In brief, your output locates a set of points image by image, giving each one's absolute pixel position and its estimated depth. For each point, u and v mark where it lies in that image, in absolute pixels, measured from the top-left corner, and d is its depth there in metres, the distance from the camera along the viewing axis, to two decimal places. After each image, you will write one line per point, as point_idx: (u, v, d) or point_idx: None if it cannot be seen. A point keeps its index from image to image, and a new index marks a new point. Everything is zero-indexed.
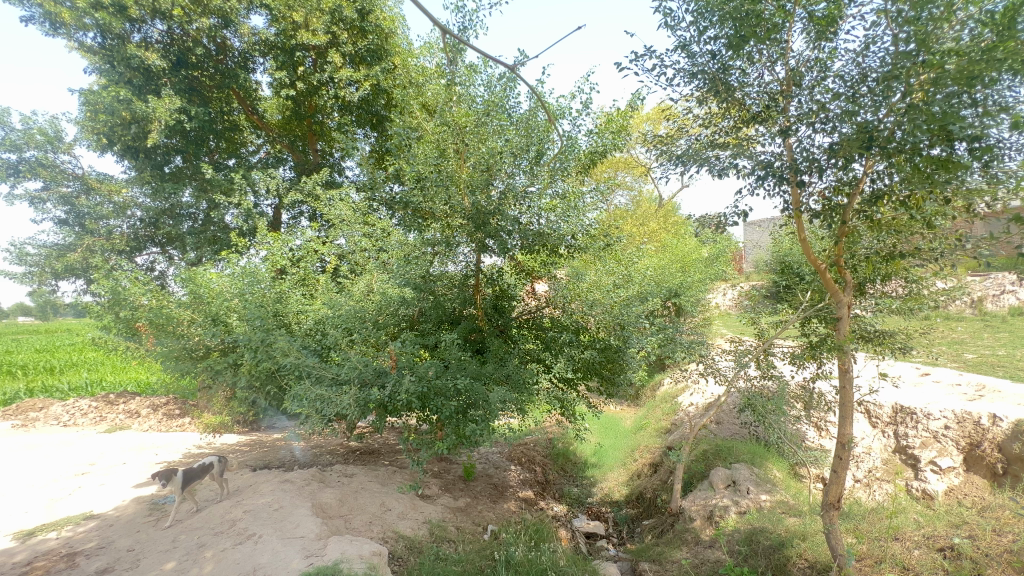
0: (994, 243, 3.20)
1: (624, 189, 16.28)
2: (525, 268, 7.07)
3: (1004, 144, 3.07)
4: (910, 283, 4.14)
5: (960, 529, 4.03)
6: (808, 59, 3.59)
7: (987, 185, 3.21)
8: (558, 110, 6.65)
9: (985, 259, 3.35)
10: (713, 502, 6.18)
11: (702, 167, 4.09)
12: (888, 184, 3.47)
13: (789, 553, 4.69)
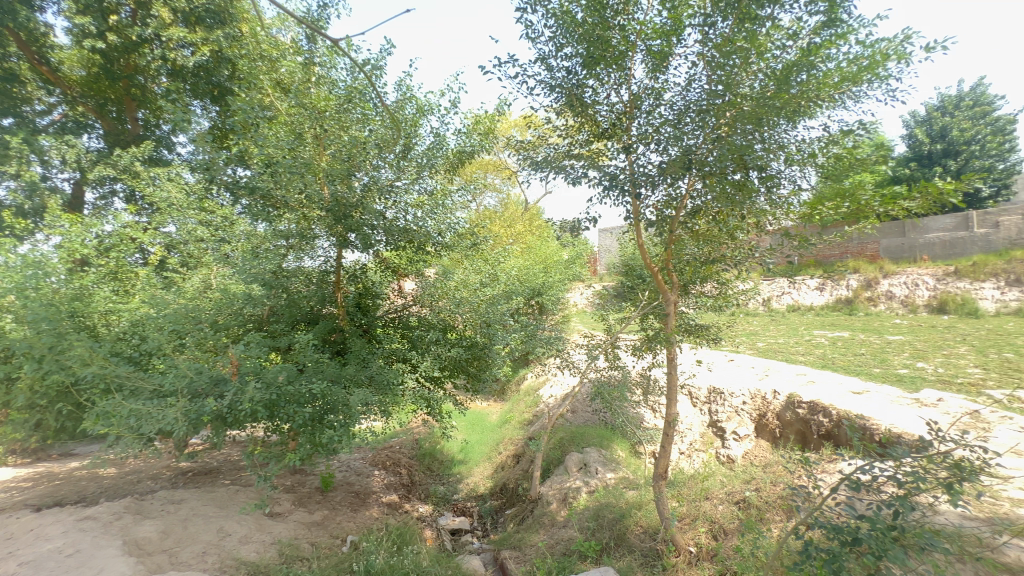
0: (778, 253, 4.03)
1: (493, 191, 16.75)
2: (391, 265, 6.87)
3: (781, 174, 3.86)
4: (721, 285, 4.91)
5: (750, 483, 4.98)
6: (646, 87, 4.06)
7: (770, 207, 4.01)
8: (427, 105, 6.58)
9: (767, 266, 4.22)
10: (567, 485, 6.72)
11: (559, 174, 4.38)
12: (704, 201, 4.12)
13: (628, 523, 5.27)
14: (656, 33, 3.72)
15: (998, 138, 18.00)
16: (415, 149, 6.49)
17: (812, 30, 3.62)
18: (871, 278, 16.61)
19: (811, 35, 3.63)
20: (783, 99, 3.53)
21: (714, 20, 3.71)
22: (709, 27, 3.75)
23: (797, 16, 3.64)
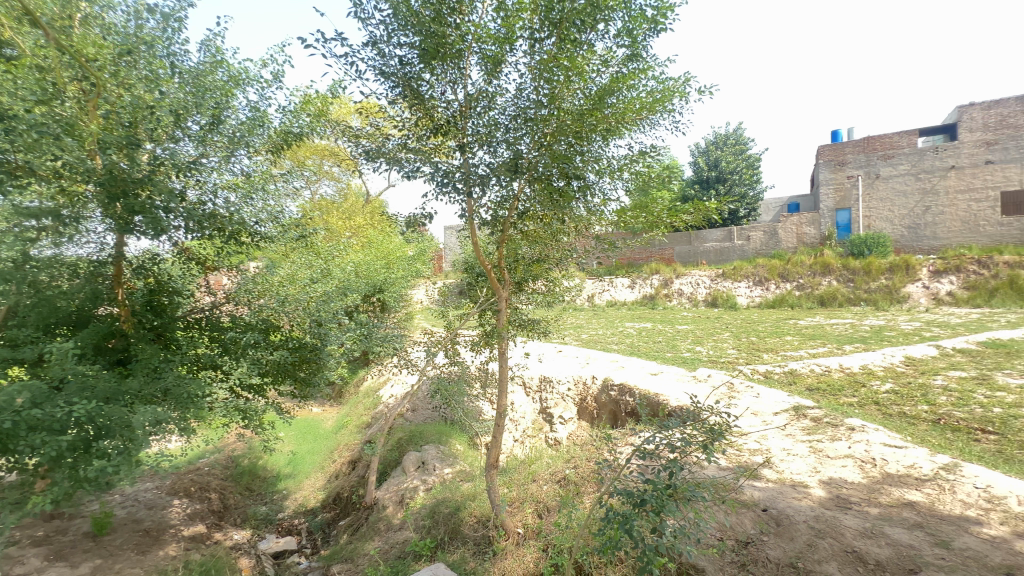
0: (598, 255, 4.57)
1: (330, 180, 15.50)
2: (196, 256, 5.74)
3: (596, 185, 4.34)
4: (550, 282, 5.24)
5: (571, 462, 5.51)
6: (480, 88, 4.15)
7: (588, 214, 4.49)
8: (243, 74, 5.72)
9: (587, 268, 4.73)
10: (404, 486, 6.58)
11: (393, 167, 4.23)
12: (531, 204, 4.40)
13: (463, 514, 5.38)
14: (489, 38, 3.83)
15: (750, 171, 23.34)
16: (227, 123, 5.58)
17: (620, 61, 4.13)
18: (668, 278, 20.02)
19: (619, 65, 4.15)
20: (596, 118, 3.96)
21: (540, 36, 3.98)
22: (536, 42, 4.01)
23: (609, 46, 4.12)
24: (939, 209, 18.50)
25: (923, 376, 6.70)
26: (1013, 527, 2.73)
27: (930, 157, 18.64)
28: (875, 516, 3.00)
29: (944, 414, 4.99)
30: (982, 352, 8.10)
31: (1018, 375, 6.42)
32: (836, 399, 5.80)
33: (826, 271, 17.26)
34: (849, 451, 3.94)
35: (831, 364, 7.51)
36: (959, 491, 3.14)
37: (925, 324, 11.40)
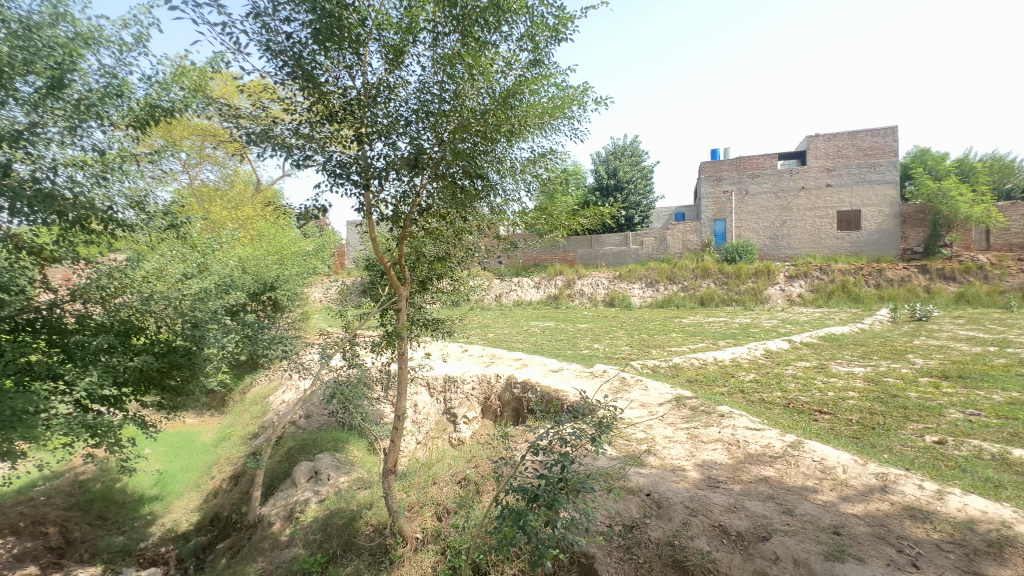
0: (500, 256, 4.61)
1: (213, 164, 13.94)
2: (28, 246, 4.72)
3: (499, 185, 4.36)
4: (455, 280, 5.12)
5: (472, 462, 5.50)
6: (381, 78, 3.96)
7: (493, 215, 4.51)
8: (95, 33, 4.88)
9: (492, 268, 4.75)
10: (294, 499, 6.09)
11: (282, 154, 3.87)
12: (434, 201, 4.29)
13: (358, 524, 5.10)
14: (391, 26, 3.67)
15: (644, 182, 25.31)
16: (73, 89, 4.70)
17: (524, 65, 4.19)
18: (570, 279, 21.00)
19: (523, 69, 4.22)
20: (500, 119, 3.97)
21: (444, 31, 3.91)
22: (440, 36, 3.93)
23: (513, 49, 4.17)
24: (793, 223, 21.64)
25: (778, 366, 7.75)
26: (840, 492, 3.21)
27: (787, 178, 21.66)
28: (738, 492, 3.34)
29: (792, 399, 5.81)
30: (822, 345, 9.59)
31: (846, 363, 7.70)
32: (711, 389, 6.48)
33: (705, 274, 19.31)
34: (720, 436, 4.40)
35: (708, 358, 8.39)
36: (801, 464, 3.64)
37: (781, 321, 13.24)
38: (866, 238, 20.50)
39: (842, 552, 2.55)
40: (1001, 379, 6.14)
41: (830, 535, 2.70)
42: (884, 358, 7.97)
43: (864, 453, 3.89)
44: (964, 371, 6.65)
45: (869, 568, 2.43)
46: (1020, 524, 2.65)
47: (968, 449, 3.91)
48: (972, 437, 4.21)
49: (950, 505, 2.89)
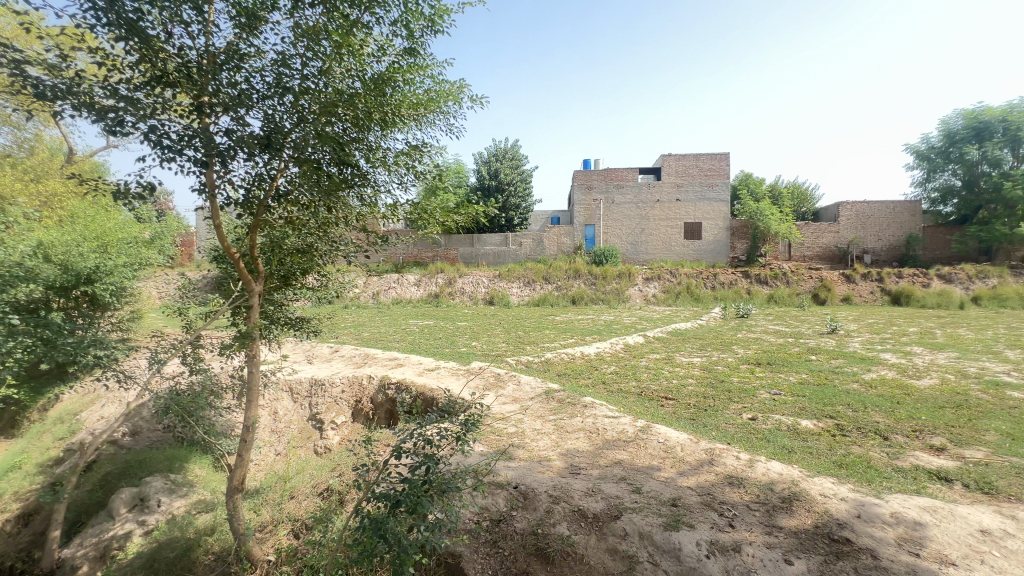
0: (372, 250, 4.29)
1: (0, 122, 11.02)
2: None
3: (370, 176, 4.05)
4: (322, 275, 4.64)
5: (337, 471, 5.12)
6: (229, 42, 3.41)
7: (364, 207, 4.18)
8: None
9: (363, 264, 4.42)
10: (109, 536, 5.00)
11: (89, 116, 3.09)
12: (295, 188, 3.81)
13: (195, 554, 4.41)
14: None
15: (523, 185, 26.19)
16: None
17: (398, 52, 3.99)
18: (451, 277, 20.93)
19: (397, 57, 4.01)
20: (372, 105, 3.71)
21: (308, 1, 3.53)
22: (303, 6, 3.54)
23: (385, 33, 3.93)
24: (650, 231, 24.31)
25: (634, 359, 8.62)
26: (678, 468, 3.64)
27: (645, 191, 24.24)
28: (596, 477, 3.59)
29: (644, 387, 6.48)
30: (669, 339, 10.91)
31: (687, 354, 8.86)
32: (577, 381, 6.94)
33: (577, 275, 20.77)
34: (582, 425, 4.70)
35: (576, 353, 8.99)
36: (648, 446, 4.06)
37: (638, 318, 14.78)
38: (706, 247, 23.89)
39: (678, 520, 2.87)
40: (795, 364, 7.59)
41: (669, 507, 3.03)
42: (715, 349, 9.34)
43: (697, 432, 4.48)
44: (771, 358, 8.10)
45: (697, 532, 2.77)
46: (804, 480, 3.26)
47: (771, 423, 4.74)
48: (774, 413, 5.11)
49: (757, 470, 3.46)
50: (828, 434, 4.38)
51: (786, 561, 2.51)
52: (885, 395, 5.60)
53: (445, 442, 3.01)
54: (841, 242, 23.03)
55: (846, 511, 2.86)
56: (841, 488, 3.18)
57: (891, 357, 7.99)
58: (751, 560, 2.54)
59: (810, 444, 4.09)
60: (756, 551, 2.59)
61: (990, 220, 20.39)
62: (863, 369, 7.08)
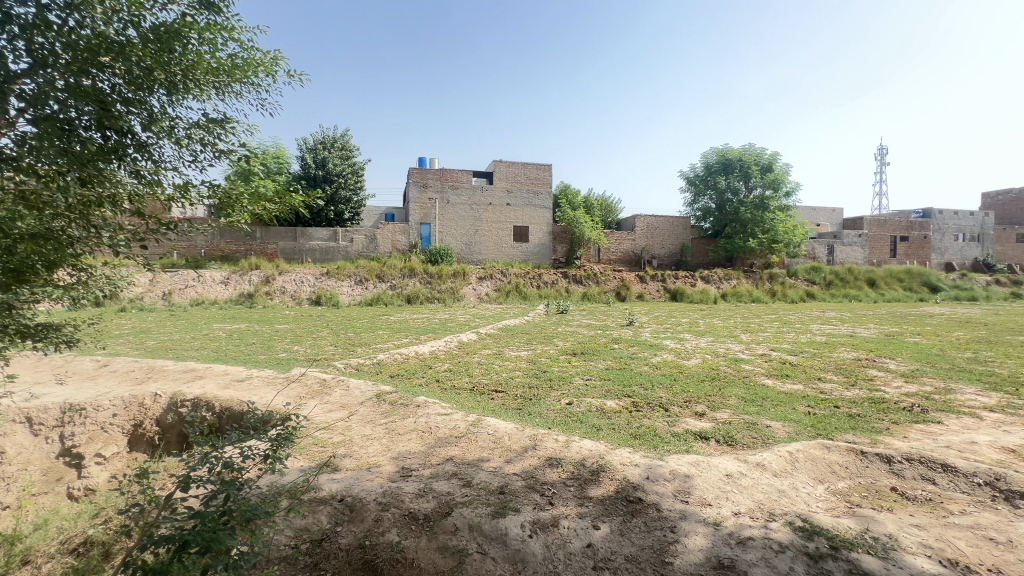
0: (157, 241, 3.44)
1: None
2: None
3: (149, 147, 3.15)
4: (80, 270, 3.61)
5: (100, 518, 4.01)
6: None
7: (140, 186, 3.30)
8: None
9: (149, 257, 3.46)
10: None
11: None
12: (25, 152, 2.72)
13: None
14: None
15: (354, 178, 24.60)
16: None
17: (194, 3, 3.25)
18: (269, 274, 18.58)
19: (191, 9, 3.27)
20: (155, 62, 2.99)
21: None
22: None
23: None
24: (483, 233, 25.31)
25: (467, 355, 8.85)
26: (506, 456, 3.83)
27: (479, 193, 25.18)
28: (428, 476, 3.53)
29: (476, 382, 6.70)
30: (500, 335, 11.52)
31: (516, 349, 9.47)
32: (410, 381, 6.81)
33: (412, 274, 20.48)
34: (414, 426, 4.61)
35: (410, 352, 8.83)
36: (479, 439, 4.19)
37: (472, 316, 15.28)
38: (532, 249, 25.91)
39: (505, 507, 3.01)
40: (603, 353, 8.74)
41: (497, 496, 3.16)
42: (539, 343, 10.19)
43: (523, 421, 4.80)
44: (585, 349, 9.18)
45: (521, 515, 2.93)
46: (609, 453, 3.75)
47: (584, 405, 5.35)
48: (587, 396, 5.79)
49: (572, 449, 3.85)
50: (626, 411, 5.13)
51: (594, 527, 2.82)
52: (666, 375, 6.83)
53: (252, 462, 2.62)
54: (637, 248, 27.40)
55: (638, 475, 3.37)
56: (636, 456, 3.73)
57: (670, 343, 9.80)
58: (566, 532, 2.79)
59: (613, 421, 4.73)
60: (571, 523, 2.86)
61: (733, 235, 26.71)
62: (652, 354, 8.53)
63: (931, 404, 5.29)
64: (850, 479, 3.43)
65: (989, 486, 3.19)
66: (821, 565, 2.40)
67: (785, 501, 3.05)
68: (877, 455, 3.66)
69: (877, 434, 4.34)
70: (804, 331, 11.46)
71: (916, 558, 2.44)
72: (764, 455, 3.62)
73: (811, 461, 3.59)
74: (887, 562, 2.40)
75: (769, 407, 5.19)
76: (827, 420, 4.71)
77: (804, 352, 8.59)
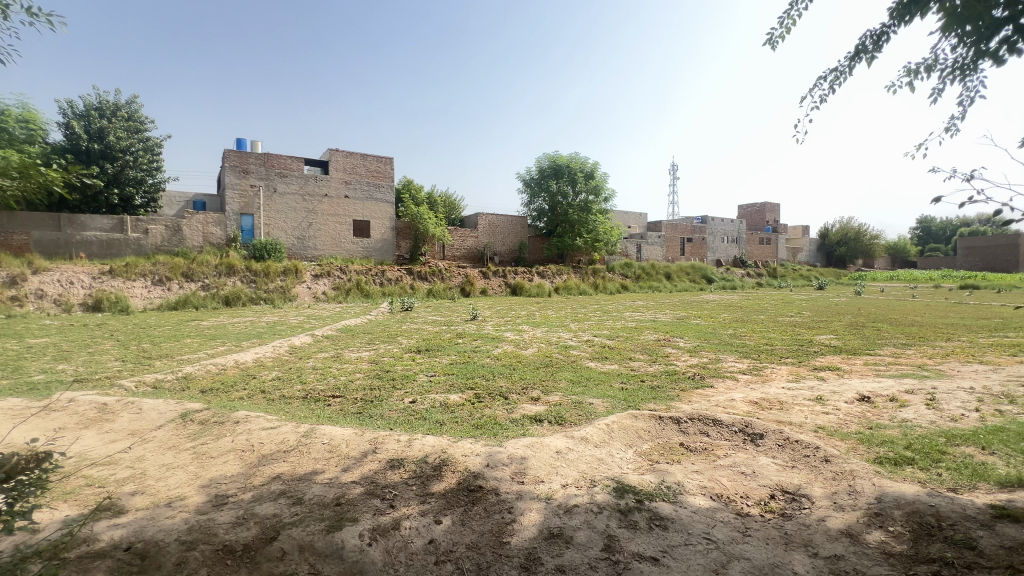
0: None
1: None
2: None
3: None
4: None
5: None
6: None
7: None
8: None
9: None
10: None
11: None
12: None
13: None
14: None
15: (148, 156, 20.21)
16: None
17: None
18: (16, 274, 14.18)
19: None
20: None
21: None
22: None
23: None
24: (317, 227, 23.27)
25: (300, 361, 8.02)
26: (342, 465, 3.59)
27: (312, 183, 23.09)
28: (248, 500, 3.10)
29: (310, 389, 6.12)
30: (338, 336, 10.73)
31: (356, 350, 8.94)
32: (227, 395, 5.90)
33: (230, 272, 17.82)
34: (232, 446, 4.01)
35: (227, 362, 7.64)
36: (312, 450, 3.84)
37: (306, 317, 13.92)
38: (374, 245, 24.78)
39: (341, 519, 2.82)
40: (447, 348, 8.81)
41: (332, 509, 2.94)
42: (382, 342, 9.80)
43: (362, 425, 4.55)
44: (429, 346, 9.13)
45: (359, 524, 2.78)
46: (451, 447, 3.79)
47: (428, 402, 5.31)
48: (431, 393, 5.77)
49: (414, 448, 3.80)
50: (469, 403, 5.26)
51: (436, 522, 2.83)
52: (507, 365, 7.20)
53: None
54: (480, 245, 28.31)
55: (479, 463, 3.48)
56: (477, 446, 3.86)
57: (510, 335, 10.37)
58: (407, 533, 2.73)
59: (456, 415, 4.80)
60: (412, 522, 2.82)
61: (564, 234, 29.46)
62: (494, 347, 8.90)
63: (707, 372, 6.62)
64: (651, 441, 4.07)
65: (742, 431, 4.13)
66: (630, 518, 2.80)
67: (603, 468, 3.49)
68: (670, 418, 4.42)
69: (671, 400, 5.27)
70: (619, 319, 13.26)
71: (695, 498, 3.03)
72: (587, 430, 4.09)
73: (623, 430, 4.17)
74: (676, 505, 2.92)
75: (592, 387, 5.87)
76: (636, 393, 5.53)
77: (619, 337, 9.94)
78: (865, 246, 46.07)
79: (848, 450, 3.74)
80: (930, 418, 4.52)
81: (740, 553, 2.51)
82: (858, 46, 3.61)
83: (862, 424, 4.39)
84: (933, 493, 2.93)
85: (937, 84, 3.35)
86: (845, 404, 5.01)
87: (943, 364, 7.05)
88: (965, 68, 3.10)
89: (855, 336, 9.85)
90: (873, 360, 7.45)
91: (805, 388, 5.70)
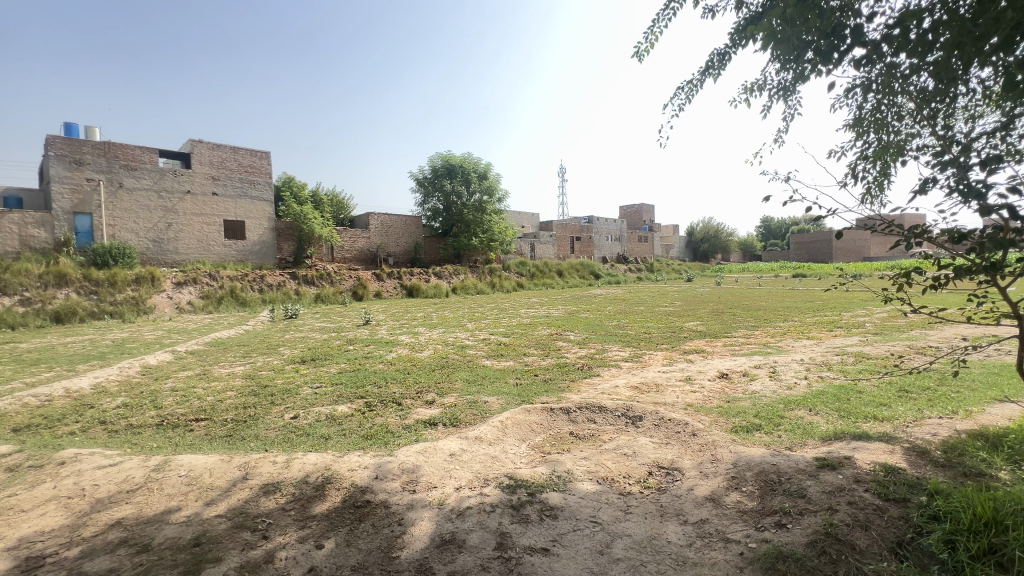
0: None
1: None
2: None
3: None
4: None
5: None
6: None
7: None
8: None
9: None
10: None
11: None
12: None
13: None
14: None
15: None
16: None
17: None
18: None
19: None
20: None
21: None
22: None
23: None
24: (178, 227, 20.35)
25: (155, 382, 6.90)
26: (204, 499, 3.12)
27: (170, 178, 20.15)
28: (74, 558, 2.56)
29: (167, 414, 5.29)
30: (207, 351, 9.48)
31: (228, 365, 7.96)
32: (51, 432, 4.84)
33: (61, 283, 14.89)
34: (54, 493, 3.29)
35: (54, 390, 6.31)
36: (165, 486, 3.30)
37: (165, 332, 12.09)
38: (250, 247, 22.37)
39: (200, 562, 2.45)
40: (336, 357, 8.23)
41: (188, 551, 2.54)
42: (260, 354, 8.86)
43: (232, 449, 4.04)
44: (315, 355, 8.45)
45: (224, 564, 2.44)
46: (336, 462, 3.52)
47: (312, 416, 4.90)
48: (315, 406, 5.33)
49: (293, 469, 3.45)
50: (359, 413, 4.97)
51: (316, 547, 2.59)
52: (401, 370, 6.93)
53: None
54: (372, 246, 27.08)
55: (366, 477, 3.28)
56: (366, 458, 3.63)
57: (405, 338, 10.02)
58: (283, 564, 2.46)
59: (344, 427, 4.49)
60: (288, 552, 2.55)
61: (460, 234, 29.39)
62: (387, 352, 8.53)
63: (594, 362, 7.03)
64: (544, 433, 4.19)
65: (625, 415, 4.43)
66: (522, 512, 2.83)
67: (496, 466, 3.50)
68: (561, 409, 4.60)
69: (562, 392, 5.49)
70: (515, 316, 13.56)
71: (582, 484, 3.16)
72: (480, 429, 4.08)
73: (516, 425, 4.23)
74: (565, 494, 3.02)
75: (487, 385, 5.89)
76: (529, 388, 5.67)
77: (514, 333, 10.14)
78: (723, 243, 52.77)
79: (711, 423, 4.20)
80: (772, 388, 5.29)
81: (622, 530, 2.67)
82: (706, 63, 4.05)
83: (722, 398, 4.97)
84: (775, 453, 3.39)
85: (767, 101, 3.89)
86: (708, 382, 5.65)
87: (782, 341, 8.30)
88: (787, 88, 3.63)
89: (716, 321, 11.22)
90: (730, 341, 8.53)
91: (676, 370, 6.32)
